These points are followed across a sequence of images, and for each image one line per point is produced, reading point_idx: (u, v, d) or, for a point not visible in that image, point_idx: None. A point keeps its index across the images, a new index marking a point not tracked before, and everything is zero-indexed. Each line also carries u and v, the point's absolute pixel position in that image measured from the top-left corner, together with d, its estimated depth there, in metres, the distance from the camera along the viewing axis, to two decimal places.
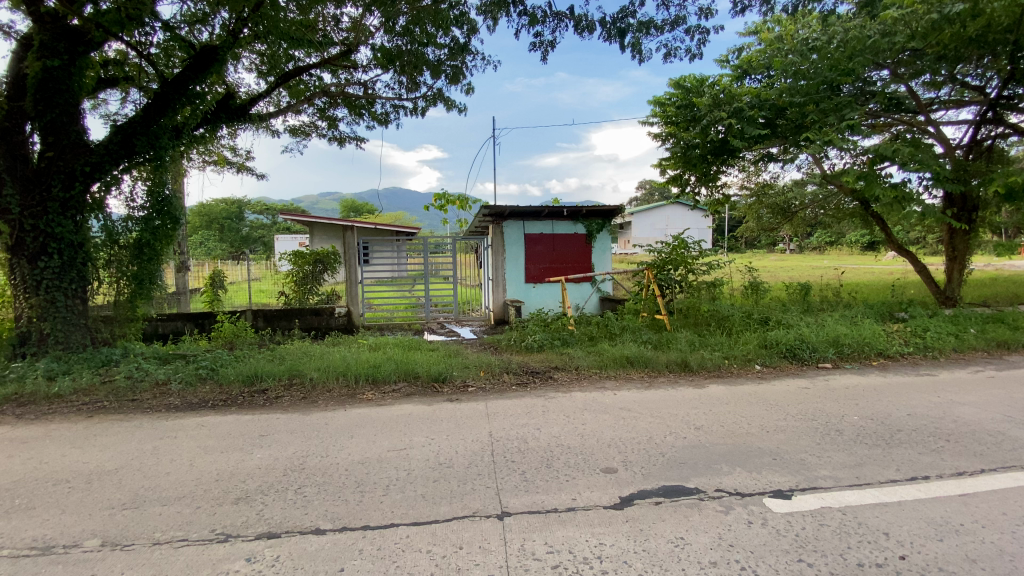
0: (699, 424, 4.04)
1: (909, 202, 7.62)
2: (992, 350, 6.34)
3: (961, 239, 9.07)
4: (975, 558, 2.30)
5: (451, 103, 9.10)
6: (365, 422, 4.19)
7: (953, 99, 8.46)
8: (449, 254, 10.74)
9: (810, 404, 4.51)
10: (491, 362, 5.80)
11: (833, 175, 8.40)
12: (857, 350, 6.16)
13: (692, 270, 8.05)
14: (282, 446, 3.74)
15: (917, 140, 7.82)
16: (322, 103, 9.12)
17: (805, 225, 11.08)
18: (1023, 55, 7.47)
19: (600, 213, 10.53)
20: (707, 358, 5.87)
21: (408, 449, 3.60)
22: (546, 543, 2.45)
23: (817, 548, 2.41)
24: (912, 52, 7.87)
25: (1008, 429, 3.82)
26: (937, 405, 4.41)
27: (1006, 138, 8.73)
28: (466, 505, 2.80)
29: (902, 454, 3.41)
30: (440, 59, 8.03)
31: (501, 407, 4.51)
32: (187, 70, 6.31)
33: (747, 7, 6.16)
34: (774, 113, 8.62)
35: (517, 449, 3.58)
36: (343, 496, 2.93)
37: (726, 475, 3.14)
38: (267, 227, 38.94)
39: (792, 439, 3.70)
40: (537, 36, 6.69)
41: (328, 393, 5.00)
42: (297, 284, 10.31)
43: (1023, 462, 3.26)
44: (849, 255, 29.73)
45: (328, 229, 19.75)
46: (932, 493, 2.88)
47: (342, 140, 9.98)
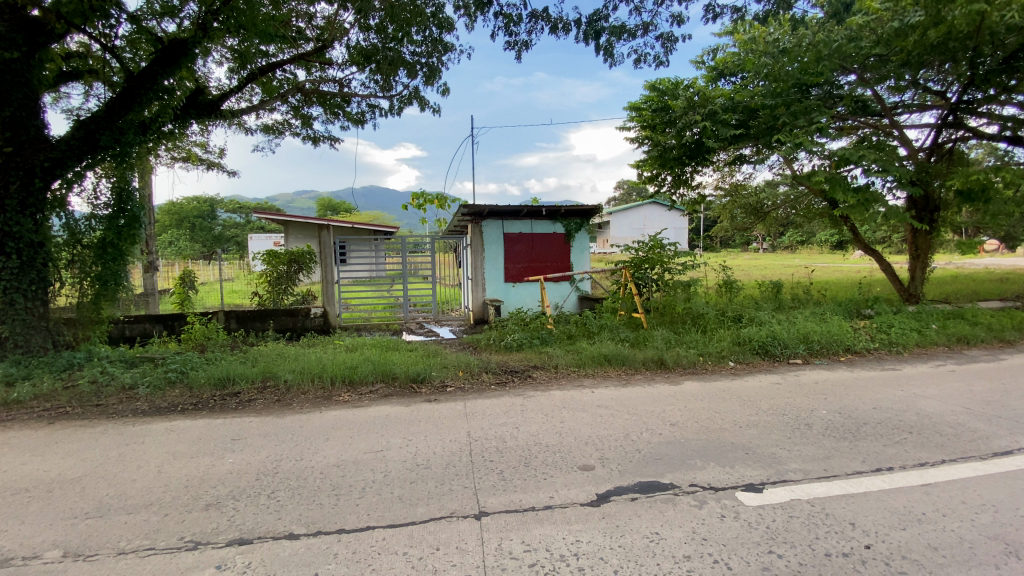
0: (674, 421, 4.10)
1: (873, 203, 7.94)
2: (953, 345, 6.61)
3: (924, 238, 9.38)
4: (936, 546, 2.39)
5: (426, 103, 9.03)
6: (341, 424, 4.14)
7: (916, 103, 8.77)
8: (428, 253, 10.67)
9: (781, 399, 4.63)
10: (470, 362, 5.78)
11: (803, 176, 8.59)
12: (826, 346, 6.33)
13: (668, 269, 8.19)
14: (254, 450, 3.66)
15: (882, 143, 8.11)
16: (296, 100, 8.96)
17: (777, 224, 11.32)
18: (982, 62, 7.73)
19: (579, 213, 10.58)
20: (683, 355, 5.97)
21: (385, 450, 3.56)
22: (524, 542, 2.45)
23: (787, 539, 2.47)
24: (877, 57, 8.06)
25: (966, 421, 3.99)
26: (900, 398, 4.58)
27: (966, 140, 9.05)
28: (444, 506, 2.78)
29: (867, 446, 3.52)
30: (416, 56, 7.98)
31: (480, 407, 4.50)
32: (154, 64, 6.13)
33: (718, 14, 6.28)
34: (746, 114, 8.80)
35: (495, 448, 3.57)
36: (317, 500, 2.88)
37: (700, 470, 3.20)
38: (241, 227, 38.03)
39: (763, 434, 3.78)
40: (511, 36, 6.73)
41: (303, 396, 4.91)
42: (270, 284, 9.98)
43: (980, 452, 3.41)
44: (820, 253, 30.60)
45: (303, 228, 19.40)
46: (895, 484, 2.99)
47: (316, 139, 9.82)
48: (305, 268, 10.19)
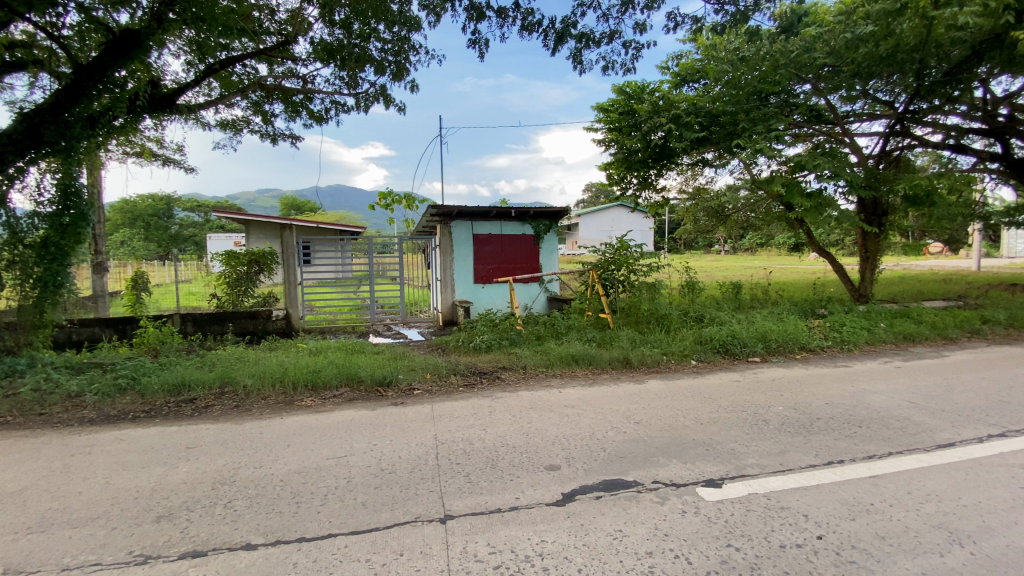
0: (638, 419, 4.18)
1: (827, 208, 8.33)
2: (899, 342, 6.99)
3: (873, 241, 9.83)
4: (884, 536, 2.51)
5: (392, 100, 8.90)
6: (303, 429, 4.03)
7: (866, 112, 9.21)
8: (396, 254, 10.54)
9: (740, 396, 4.77)
10: (438, 364, 5.73)
11: (761, 181, 8.87)
12: (783, 344, 6.58)
13: (634, 270, 8.36)
14: (210, 458, 3.52)
15: (834, 150, 8.49)
16: (256, 95, 8.68)
17: (738, 227, 11.70)
18: (927, 74, 8.17)
19: (547, 215, 10.65)
20: (647, 354, 6.09)
21: (349, 455, 3.49)
22: (489, 544, 2.44)
23: (744, 533, 2.55)
24: (831, 68, 8.42)
25: (912, 414, 4.21)
26: (851, 394, 4.80)
27: (911, 148, 9.58)
28: (409, 511, 2.75)
29: (820, 441, 3.68)
30: (383, 53, 7.87)
31: (447, 409, 4.47)
32: (104, 55, 5.88)
33: (678, 24, 6.46)
34: (709, 120, 9.04)
35: (462, 451, 3.55)
36: (277, 508, 2.80)
37: (663, 467, 3.27)
38: (200, 227, 36.64)
39: (723, 430, 3.90)
40: (474, 33, 6.72)
41: (263, 401, 4.76)
42: (229, 286, 9.51)
43: (924, 444, 3.61)
44: (778, 255, 31.89)
45: (266, 228, 18.83)
46: (845, 476, 3.13)
47: (276, 137, 9.54)
48: (267, 270, 9.83)
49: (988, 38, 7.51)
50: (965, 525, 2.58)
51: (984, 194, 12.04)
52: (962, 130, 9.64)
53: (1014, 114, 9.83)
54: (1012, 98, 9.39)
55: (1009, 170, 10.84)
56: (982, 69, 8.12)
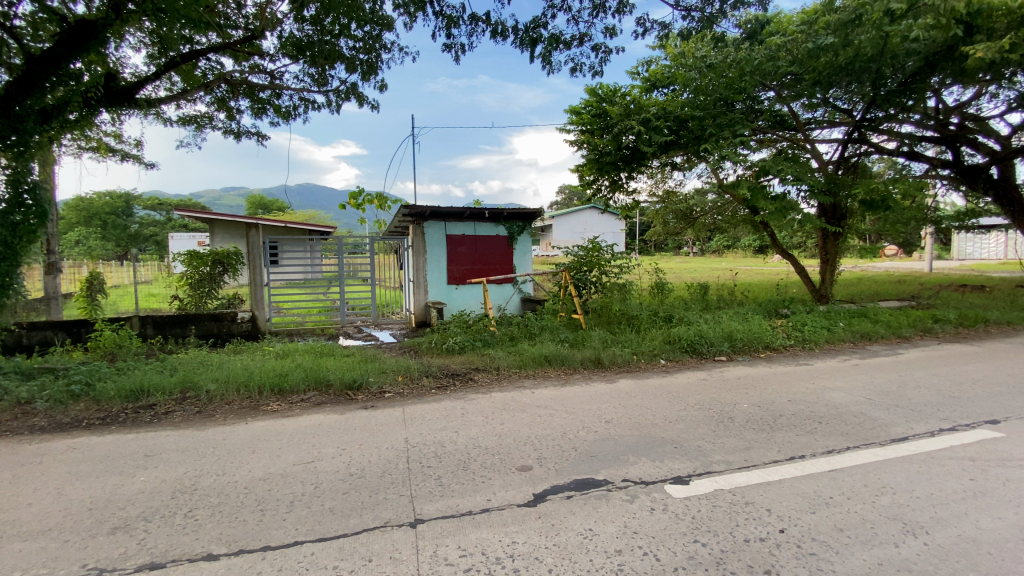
0: (609, 418, 4.23)
1: (790, 211, 8.61)
2: (857, 341, 7.29)
3: (832, 243, 10.13)
4: (841, 527, 2.61)
5: (364, 98, 8.78)
6: (268, 435, 3.92)
7: (826, 120, 9.56)
8: (367, 254, 10.39)
9: (708, 395, 4.88)
10: (410, 366, 5.66)
11: (728, 185, 9.10)
12: (748, 343, 6.77)
13: (605, 271, 8.48)
14: (170, 466, 3.39)
15: (796, 156, 8.78)
16: (221, 91, 8.43)
17: (705, 230, 11.97)
18: (882, 85, 8.51)
19: (521, 216, 10.69)
20: (618, 354, 6.18)
21: (316, 461, 3.41)
22: (460, 547, 2.43)
23: (710, 528, 2.60)
24: (793, 76, 8.73)
25: (869, 410, 4.39)
26: (812, 391, 4.97)
27: (868, 155, 10.01)
28: (378, 516, 2.71)
29: (783, 437, 3.80)
30: (354, 51, 7.76)
31: (418, 412, 4.42)
32: (59, 46, 5.62)
33: (648, 29, 6.59)
34: (677, 124, 9.21)
35: (434, 454, 3.52)
36: (240, 517, 2.71)
37: (632, 465, 3.32)
38: (161, 225, 35.27)
39: (690, 428, 3.98)
40: (449, 38, 6.71)
41: (227, 406, 4.61)
42: (191, 288, 9.17)
43: (879, 439, 3.77)
44: (744, 258, 32.87)
45: (231, 228, 18.26)
46: (806, 471, 3.24)
47: (241, 133, 9.27)
48: (232, 271, 9.52)
49: (939, 50, 7.90)
50: (918, 516, 2.71)
51: (935, 199, 12.68)
52: (915, 138, 10.13)
53: (963, 123, 10.38)
54: (961, 108, 9.92)
55: (959, 176, 11.46)
56: (934, 80, 8.54)
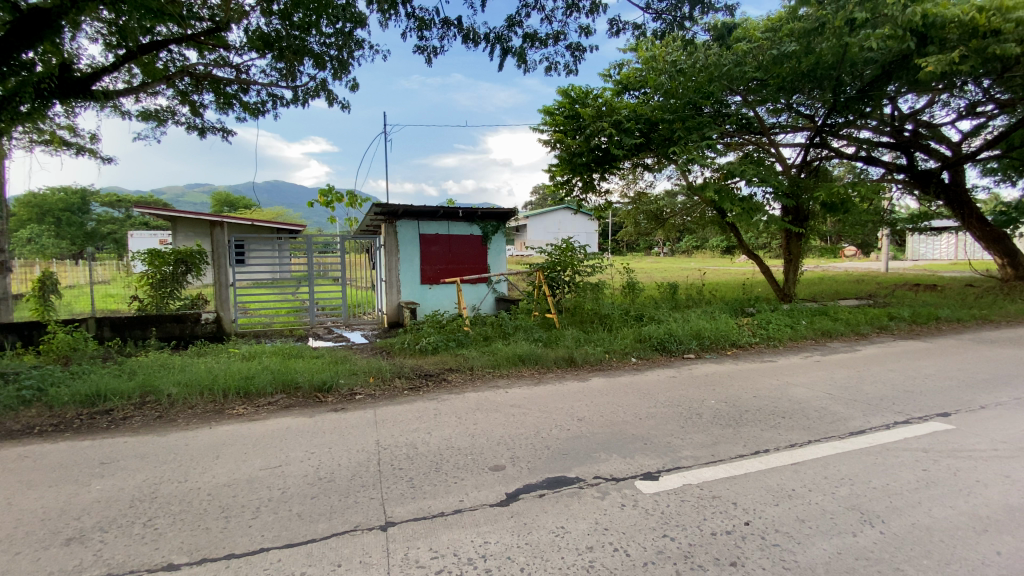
0: (581, 416, 4.27)
1: (756, 212, 8.87)
2: (818, 338, 7.56)
3: (796, 243, 10.46)
4: (803, 518, 2.71)
5: (335, 96, 8.61)
6: (233, 439, 3.81)
7: (790, 125, 9.89)
8: (338, 254, 10.19)
9: (677, 392, 4.99)
10: (382, 366, 5.58)
11: (696, 187, 9.32)
12: (715, 341, 6.94)
13: (579, 271, 8.56)
14: (128, 474, 3.25)
15: (761, 159, 9.04)
16: (184, 84, 8.14)
17: (675, 231, 12.21)
18: (842, 91, 8.85)
19: (495, 216, 10.70)
20: (591, 352, 6.26)
21: (283, 465, 3.33)
22: (432, 549, 2.41)
23: (679, 523, 2.66)
24: (759, 82, 9.00)
25: (829, 405, 4.57)
26: (777, 387, 5.13)
27: (829, 159, 10.41)
28: (348, 520, 2.67)
29: (749, 432, 3.91)
30: (324, 47, 7.60)
31: (390, 414, 4.37)
32: (9, 35, 5.31)
33: (622, 29, 6.69)
34: (648, 126, 9.36)
35: (406, 455, 3.49)
36: (204, 524, 2.63)
37: (603, 462, 3.36)
38: (120, 222, 33.90)
39: (660, 424, 4.06)
40: (422, 40, 6.65)
41: (190, 411, 4.45)
42: (152, 288, 8.71)
43: (838, 432, 3.92)
44: (711, 258, 33.68)
45: (195, 226, 17.64)
46: (770, 464, 3.35)
47: (206, 129, 8.98)
48: (196, 271, 9.14)
49: (896, 60, 8.26)
50: (875, 506, 2.83)
51: (891, 202, 13.29)
52: (872, 143, 10.58)
53: (917, 130, 10.91)
54: (915, 116, 10.42)
55: (913, 181, 12.03)
56: (891, 88, 8.92)
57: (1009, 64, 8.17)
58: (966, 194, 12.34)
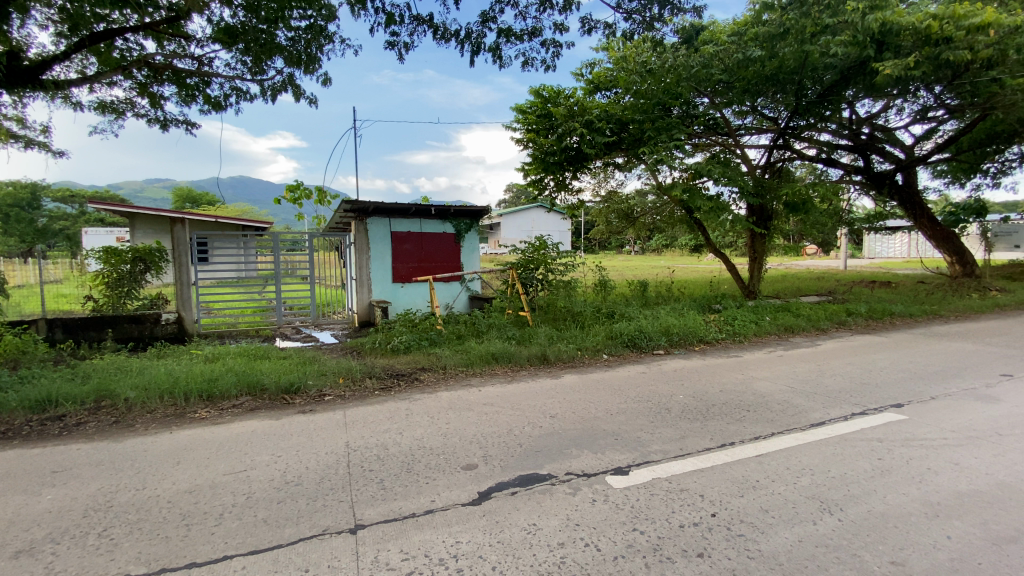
0: (553, 413, 4.30)
1: (722, 211, 9.10)
2: (781, 334, 7.82)
3: (760, 242, 10.76)
4: (766, 508, 2.80)
5: (303, 91, 8.40)
6: (196, 444, 3.68)
7: (754, 126, 10.17)
8: (307, 251, 9.91)
9: (647, 387, 5.07)
10: (352, 367, 5.48)
11: (665, 187, 9.49)
12: (683, 337, 7.10)
13: (551, 269, 8.63)
14: (82, 482, 3.10)
15: (728, 160, 9.28)
16: (142, 75, 7.80)
17: (645, 229, 12.39)
18: (804, 95, 9.13)
19: (468, 213, 10.66)
20: (564, 350, 6.31)
21: (249, 470, 3.24)
22: (402, 551, 2.39)
23: (648, 516, 2.71)
24: (725, 84, 9.23)
25: (791, 398, 4.72)
26: (743, 381, 5.29)
27: (791, 160, 10.76)
28: (316, 524, 2.61)
29: (715, 425, 4.01)
30: (292, 41, 7.40)
31: (361, 415, 4.30)
32: None
33: (594, 28, 6.75)
34: (618, 126, 9.48)
35: (376, 457, 3.44)
36: (163, 533, 2.54)
37: (575, 458, 3.39)
38: (73, 219, 32.29)
39: (630, 420, 4.13)
40: (393, 36, 6.56)
41: (149, 415, 4.28)
42: (107, 288, 8.33)
43: (800, 424, 4.07)
44: (680, 256, 34.40)
45: (154, 222, 16.93)
46: (735, 456, 3.44)
47: (167, 122, 8.63)
48: (155, 269, 8.80)
49: (854, 65, 8.59)
50: (834, 495, 2.95)
51: (849, 202, 13.84)
52: (832, 146, 10.97)
53: (873, 133, 11.37)
54: (871, 120, 10.84)
55: (869, 183, 12.54)
56: (848, 93, 9.25)
57: (958, 71, 8.62)
58: (918, 195, 12.98)
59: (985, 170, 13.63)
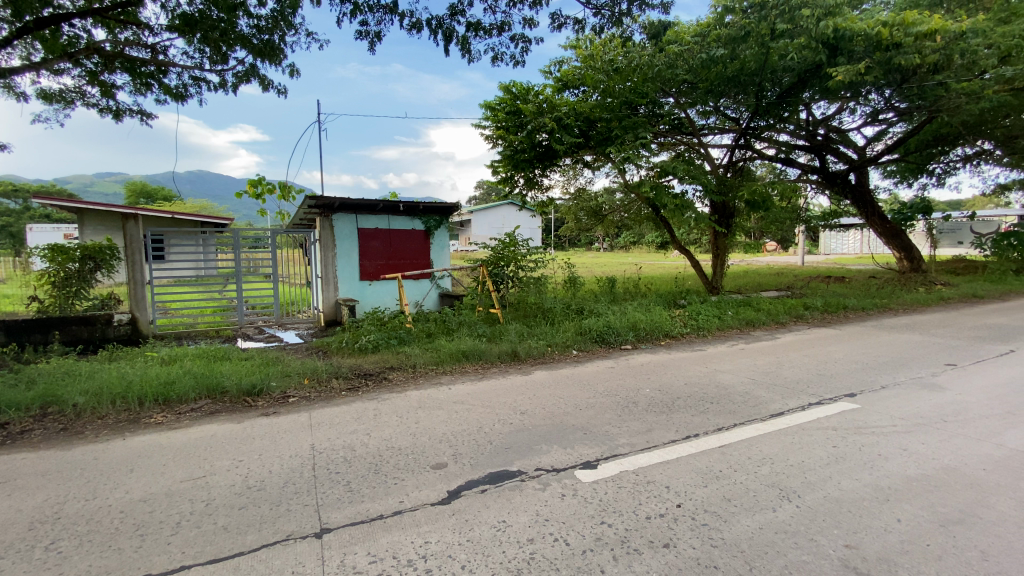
0: (524, 409, 4.32)
1: (686, 209, 9.32)
2: (743, 328, 8.09)
3: (722, 240, 11.01)
4: (729, 497, 2.89)
5: (268, 81, 8.11)
6: (151, 451, 3.52)
7: (717, 126, 10.41)
8: (270, 249, 9.61)
9: (616, 381, 5.17)
10: (318, 367, 5.36)
11: (632, 185, 9.63)
12: (650, 332, 7.25)
13: (522, 266, 8.63)
14: (26, 494, 2.93)
15: (692, 159, 9.49)
16: (92, 63, 7.38)
17: (613, 227, 12.55)
18: (764, 96, 9.40)
19: (437, 210, 10.59)
20: (534, 346, 6.34)
21: (208, 476, 3.13)
22: (369, 554, 2.35)
23: (616, 509, 2.75)
24: (689, 84, 9.43)
25: (752, 389, 4.89)
26: (706, 374, 5.44)
27: (752, 160, 11.10)
28: (280, 529, 2.55)
29: (681, 418, 4.10)
30: (254, 30, 7.13)
31: (327, 416, 4.21)
32: None
33: (563, 24, 6.78)
34: (586, 125, 9.53)
35: (343, 458, 3.38)
36: (115, 545, 2.42)
37: (545, 453, 3.42)
38: (16, 215, 30.43)
39: (599, 414, 4.18)
40: (362, 25, 6.42)
41: (100, 421, 4.07)
42: (53, 288, 7.69)
43: (760, 414, 4.22)
44: (647, 252, 35.12)
45: (105, 219, 16.10)
46: (699, 448, 3.54)
47: (121, 112, 8.21)
48: (106, 267, 8.16)
49: (810, 68, 8.91)
50: (792, 482, 3.07)
51: (806, 201, 14.37)
52: (790, 146, 11.37)
53: (829, 134, 11.83)
54: (826, 121, 11.29)
55: (824, 182, 13.06)
56: (806, 95, 9.56)
57: (906, 74, 9.03)
58: (869, 194, 13.60)
59: (931, 170, 14.37)
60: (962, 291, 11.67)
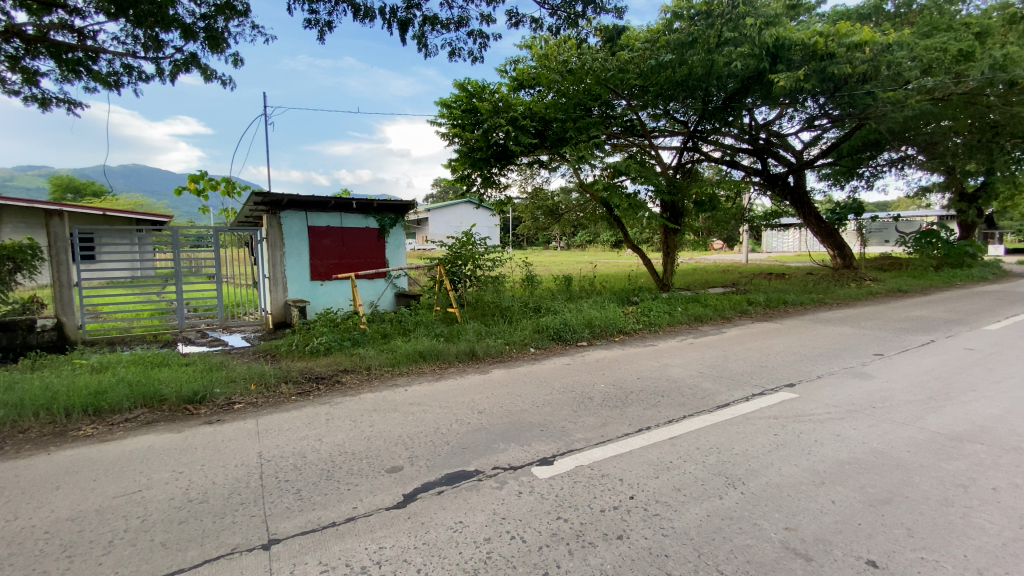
0: (482, 408, 4.32)
1: (639, 209, 9.57)
2: (691, 323, 8.43)
3: (673, 238, 11.38)
4: (679, 487, 3.00)
5: (211, 71, 7.71)
6: (79, 466, 3.28)
7: (667, 129, 10.75)
8: (213, 248, 9.13)
9: (572, 378, 5.24)
10: (266, 371, 5.15)
11: (587, 184, 9.80)
12: (604, 329, 7.41)
13: (479, 265, 8.62)
14: None
15: (644, 160, 9.77)
16: (12, 47, 6.78)
17: (570, 226, 12.65)
18: (710, 100, 9.79)
19: (392, 208, 10.40)
20: (492, 345, 6.34)
21: (145, 490, 2.95)
22: (321, 562, 2.29)
23: (572, 504, 2.80)
24: (640, 87, 9.70)
25: (700, 382, 5.10)
26: (658, 368, 5.61)
27: (700, 162, 11.53)
28: (224, 542, 2.44)
29: (634, 412, 4.22)
30: (195, 16, 6.75)
31: (276, 422, 4.05)
32: None
33: (520, 22, 6.77)
34: (543, 125, 9.58)
35: (293, 466, 3.26)
36: (39, 568, 2.24)
37: (502, 452, 3.43)
38: None
39: (555, 410, 4.24)
40: (312, 13, 6.20)
41: (20, 436, 3.75)
42: None
43: (708, 406, 4.39)
44: (603, 250, 35.92)
45: (26, 216, 14.83)
46: (651, 440, 3.65)
47: (47, 101, 7.58)
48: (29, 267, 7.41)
49: (753, 75, 9.29)
50: (737, 470, 3.22)
51: (750, 201, 15.07)
52: (735, 149, 11.91)
53: (770, 138, 12.44)
54: (768, 126, 11.88)
55: (766, 183, 13.73)
56: (749, 101, 10.04)
57: (839, 83, 9.63)
58: (806, 196, 14.43)
59: (861, 174, 15.45)
60: (889, 286, 12.60)
